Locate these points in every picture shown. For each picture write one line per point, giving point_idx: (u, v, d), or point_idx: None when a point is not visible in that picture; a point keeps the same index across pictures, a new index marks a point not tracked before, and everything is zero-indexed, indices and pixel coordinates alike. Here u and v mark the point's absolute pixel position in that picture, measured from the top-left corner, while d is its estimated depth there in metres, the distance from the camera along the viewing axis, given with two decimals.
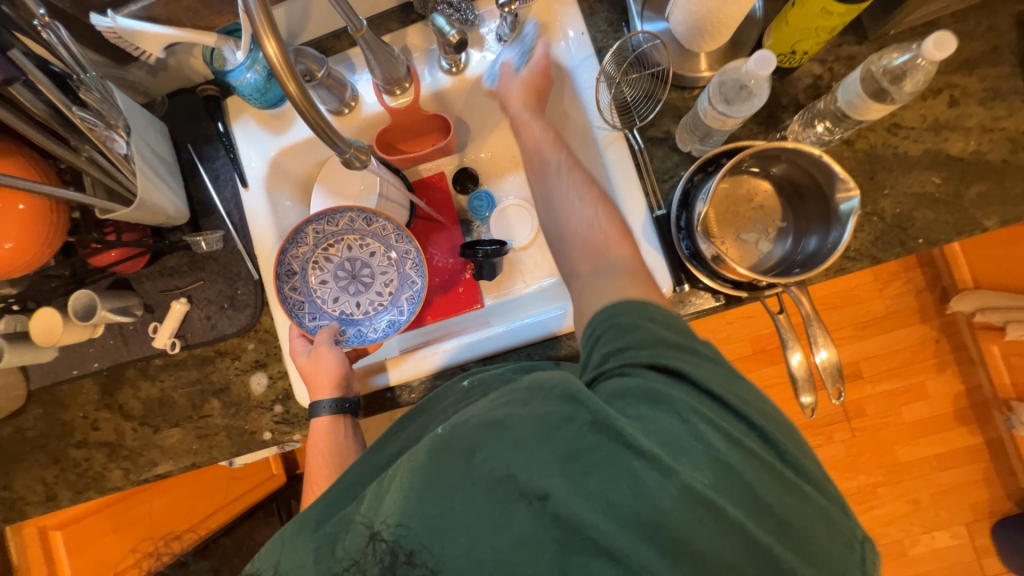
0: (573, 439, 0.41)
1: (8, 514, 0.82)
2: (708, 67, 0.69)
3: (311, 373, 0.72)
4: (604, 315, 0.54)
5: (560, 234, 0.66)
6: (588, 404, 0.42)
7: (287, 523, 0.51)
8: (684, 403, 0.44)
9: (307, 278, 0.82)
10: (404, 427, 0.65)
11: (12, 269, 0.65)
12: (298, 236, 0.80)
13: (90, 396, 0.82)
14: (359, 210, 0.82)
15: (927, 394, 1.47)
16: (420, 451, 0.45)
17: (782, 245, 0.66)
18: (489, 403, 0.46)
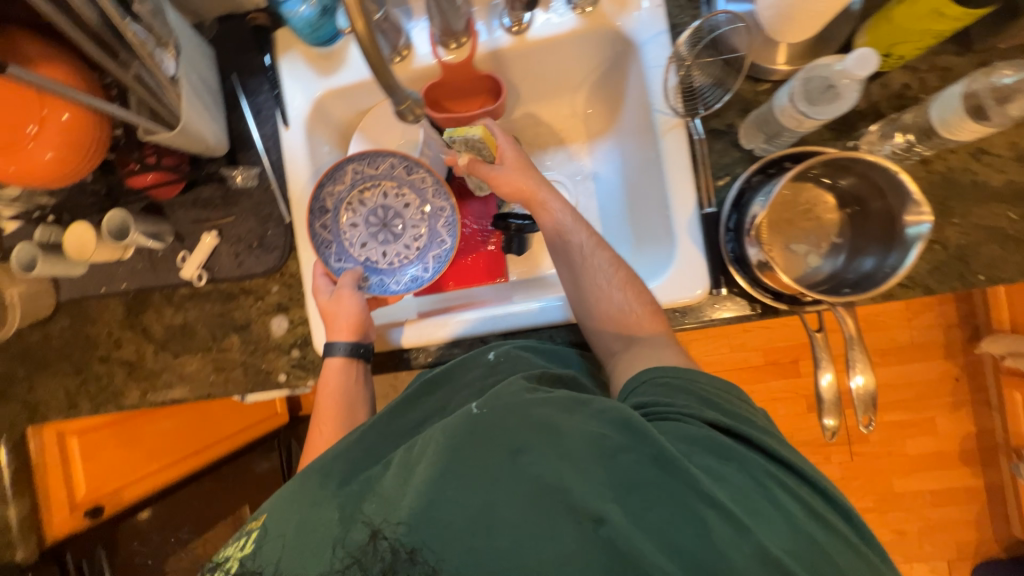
0: (633, 467, 0.41)
1: (30, 416, 0.85)
2: (786, 60, 0.65)
3: (332, 314, 0.71)
4: (643, 372, 0.56)
5: (571, 278, 0.69)
6: (651, 439, 0.42)
7: (304, 475, 0.52)
8: (742, 457, 0.44)
9: (337, 218, 0.80)
10: (425, 395, 0.64)
11: (53, 178, 0.65)
12: (336, 173, 0.78)
13: (115, 314, 0.83)
14: (400, 157, 0.79)
15: (935, 430, 1.44)
16: (456, 432, 0.45)
17: (832, 261, 0.63)
18: (531, 399, 0.47)
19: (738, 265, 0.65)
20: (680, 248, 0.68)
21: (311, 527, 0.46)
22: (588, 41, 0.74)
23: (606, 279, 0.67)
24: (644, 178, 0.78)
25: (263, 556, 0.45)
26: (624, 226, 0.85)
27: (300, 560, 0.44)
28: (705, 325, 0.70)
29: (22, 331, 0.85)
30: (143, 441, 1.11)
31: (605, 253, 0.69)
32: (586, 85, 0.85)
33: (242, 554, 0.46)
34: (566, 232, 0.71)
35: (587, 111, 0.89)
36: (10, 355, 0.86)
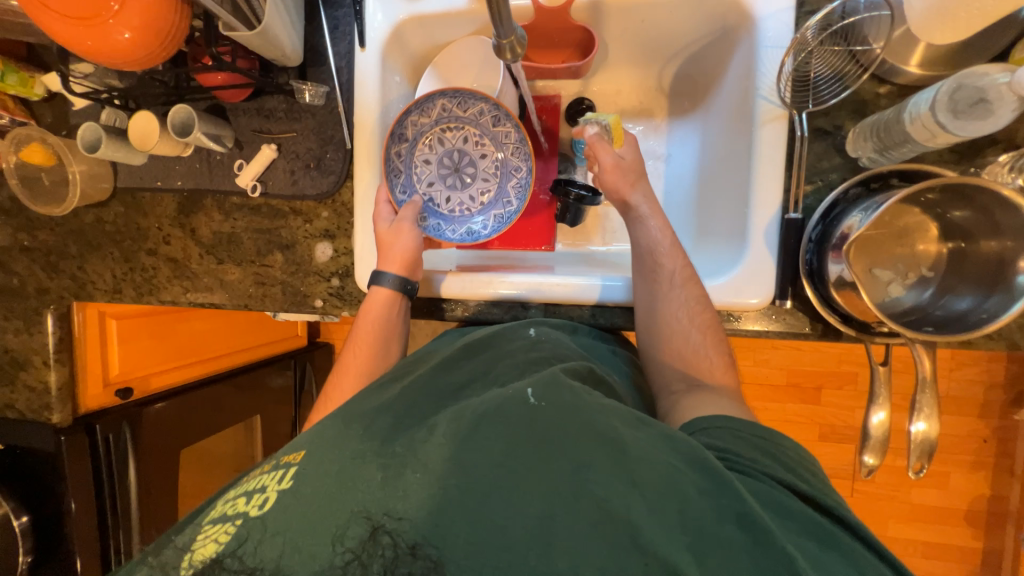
0: (711, 516, 0.39)
1: (78, 292, 0.89)
2: (920, 63, 0.58)
3: (388, 243, 0.71)
4: (712, 416, 0.53)
5: (648, 302, 0.65)
6: (734, 493, 0.40)
7: (346, 423, 0.52)
8: (829, 535, 0.40)
9: (411, 151, 0.78)
10: (466, 359, 0.63)
11: (128, 60, 0.63)
12: (425, 105, 0.76)
13: (167, 211, 0.84)
14: (493, 105, 0.76)
15: (946, 485, 1.39)
16: (520, 421, 0.45)
17: (916, 295, 0.58)
18: (592, 403, 0.47)
19: (813, 279, 0.61)
20: (752, 250, 0.64)
21: (349, 483, 0.44)
22: (699, 6, 0.68)
23: (683, 314, 0.63)
24: (725, 169, 0.73)
25: (293, 498, 0.44)
26: (689, 217, 0.81)
27: (308, 522, 0.42)
28: (757, 334, 0.67)
29: (79, 211, 0.87)
30: (177, 335, 1.16)
31: (685, 283, 0.64)
32: (682, 58, 0.78)
33: (278, 487, 0.46)
34: (655, 243, 0.66)
35: (675, 86, 0.83)
36: (65, 232, 0.88)
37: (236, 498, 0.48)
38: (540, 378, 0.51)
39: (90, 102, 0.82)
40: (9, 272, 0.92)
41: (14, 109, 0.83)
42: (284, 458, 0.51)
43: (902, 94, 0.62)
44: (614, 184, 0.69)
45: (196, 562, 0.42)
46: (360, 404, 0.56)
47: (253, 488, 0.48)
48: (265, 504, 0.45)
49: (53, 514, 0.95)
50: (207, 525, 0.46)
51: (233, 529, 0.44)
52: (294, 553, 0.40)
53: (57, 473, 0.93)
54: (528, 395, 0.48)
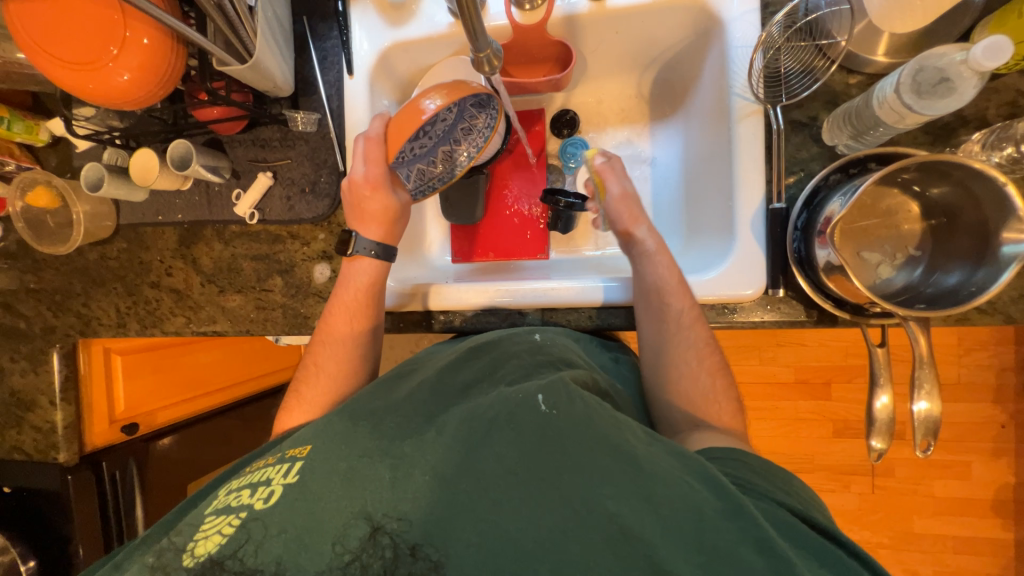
0: (728, 536, 0.38)
1: (83, 329, 0.90)
2: (886, 51, 0.60)
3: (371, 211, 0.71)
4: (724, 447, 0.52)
5: (655, 344, 0.65)
6: (752, 517, 0.39)
7: (353, 422, 0.52)
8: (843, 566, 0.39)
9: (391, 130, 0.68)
10: (475, 359, 0.62)
11: (127, 100, 0.66)
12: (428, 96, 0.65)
13: (168, 243, 0.86)
14: (486, 95, 0.70)
15: (968, 475, 1.35)
16: (530, 428, 0.44)
17: (907, 274, 0.59)
18: (607, 414, 0.46)
19: (803, 266, 0.61)
20: (740, 243, 0.65)
21: (356, 481, 0.44)
22: (669, 14, 0.71)
23: (690, 357, 0.64)
24: (708, 167, 0.75)
25: (298, 495, 0.44)
26: (678, 216, 0.82)
27: (314, 517, 0.42)
28: (753, 325, 0.67)
29: (83, 249, 0.89)
30: (183, 368, 1.16)
31: (693, 325, 0.64)
32: (658, 65, 0.81)
33: (284, 481, 0.46)
34: (662, 273, 0.66)
35: (654, 91, 0.85)
36: (70, 270, 0.90)
37: (239, 491, 0.48)
38: (552, 381, 0.49)
39: (93, 145, 0.85)
40: (15, 314, 0.93)
41: (20, 155, 0.86)
42: (289, 452, 0.50)
43: (872, 82, 0.64)
44: (628, 218, 0.70)
45: (199, 557, 0.42)
46: (364, 401, 0.56)
47: (258, 481, 0.48)
48: (270, 498, 0.45)
49: (61, 555, 0.93)
50: (209, 518, 0.46)
51: (237, 524, 0.44)
52: (298, 551, 0.41)
53: (65, 513, 0.92)
54: (538, 401, 0.46)
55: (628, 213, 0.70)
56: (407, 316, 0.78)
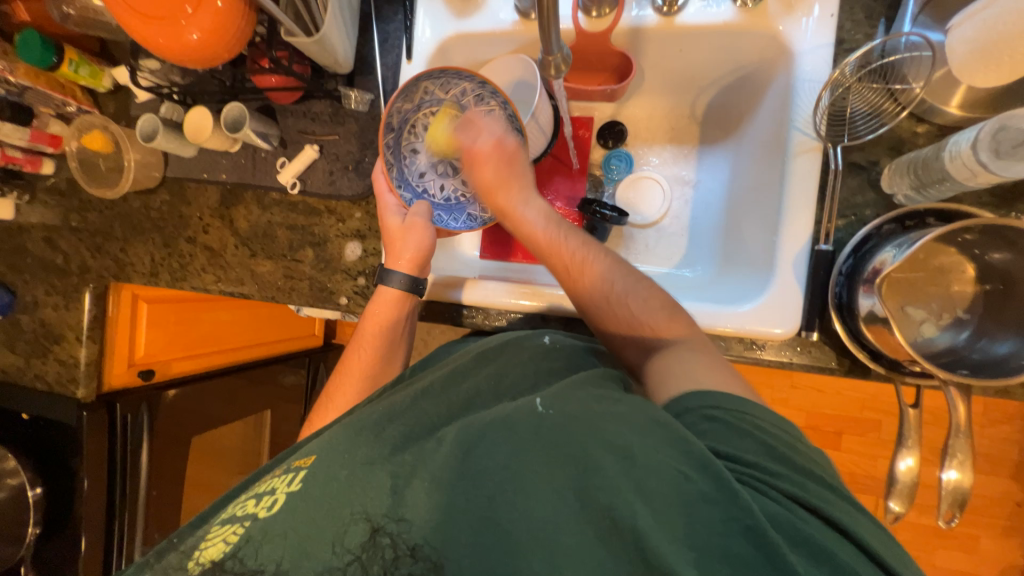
0: (718, 529, 0.37)
1: (117, 273, 0.93)
2: (960, 103, 0.58)
3: (399, 240, 0.71)
4: (682, 397, 0.49)
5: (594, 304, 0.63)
6: (745, 504, 0.37)
7: (358, 432, 0.51)
8: (836, 557, 0.37)
9: (399, 141, 0.74)
10: (478, 366, 0.60)
11: (193, 58, 0.68)
12: (410, 90, 0.71)
13: (209, 202, 0.88)
14: (477, 80, 0.72)
15: (974, 548, 1.30)
16: (526, 430, 0.44)
17: (951, 335, 0.57)
18: (601, 411, 0.45)
19: (842, 313, 0.60)
20: (778, 280, 0.63)
21: (356, 486, 0.44)
22: (738, 39, 0.69)
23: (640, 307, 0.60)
24: (754, 198, 0.73)
25: (300, 500, 0.44)
26: (715, 244, 0.81)
27: (314, 522, 0.43)
28: (780, 365, 0.65)
29: (128, 196, 0.92)
30: (202, 322, 1.19)
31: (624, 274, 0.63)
32: (716, 88, 0.80)
33: (287, 489, 0.46)
34: (608, 285, 0.62)
35: (707, 114, 0.84)
36: (113, 215, 0.93)
37: (245, 501, 0.48)
38: (551, 389, 0.50)
39: (152, 97, 0.87)
40: (55, 249, 0.97)
41: (82, 98, 0.89)
42: (294, 463, 0.51)
43: (940, 134, 0.62)
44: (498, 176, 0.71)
45: (203, 562, 0.43)
46: (370, 413, 0.54)
47: (263, 491, 0.48)
48: (274, 505, 0.45)
49: (66, 487, 0.96)
50: (215, 527, 0.47)
51: (240, 531, 0.44)
52: (299, 556, 0.41)
53: (76, 447, 0.95)
54: (536, 403, 0.47)
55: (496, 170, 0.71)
56: (431, 306, 0.78)
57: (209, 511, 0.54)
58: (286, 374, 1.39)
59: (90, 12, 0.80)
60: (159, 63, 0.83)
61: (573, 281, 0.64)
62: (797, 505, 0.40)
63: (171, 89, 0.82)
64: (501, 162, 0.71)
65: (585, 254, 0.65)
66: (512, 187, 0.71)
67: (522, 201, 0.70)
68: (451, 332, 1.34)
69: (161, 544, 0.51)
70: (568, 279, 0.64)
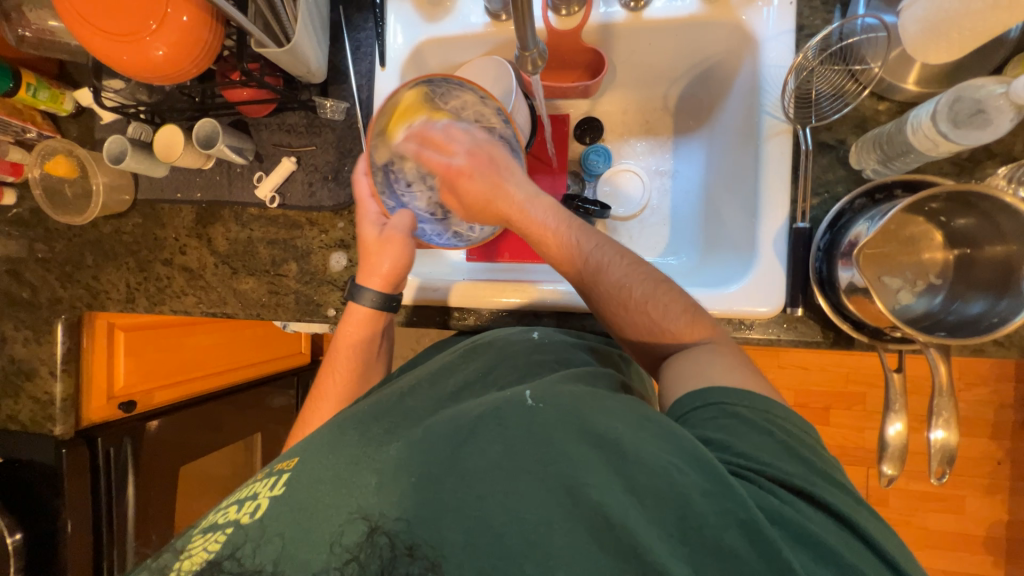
0: (713, 521, 0.37)
1: (91, 301, 0.90)
2: (917, 80, 0.61)
3: (373, 257, 0.69)
4: (702, 393, 0.48)
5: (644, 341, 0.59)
6: (739, 498, 0.38)
7: (341, 431, 0.51)
8: (816, 535, 0.38)
9: (388, 146, 0.72)
10: (464, 363, 0.62)
11: (161, 75, 0.67)
12: (399, 94, 0.68)
13: (185, 222, 0.86)
14: (481, 94, 0.71)
15: (961, 509, 1.35)
16: (515, 421, 0.45)
17: (927, 301, 0.59)
18: (593, 404, 0.46)
19: (823, 287, 0.62)
20: (760, 260, 0.65)
21: (343, 488, 0.43)
22: (703, 30, 0.72)
23: None
24: (732, 184, 0.75)
25: (286, 506, 0.43)
26: (696, 230, 0.83)
27: (303, 527, 0.42)
28: (769, 343, 0.67)
29: (98, 222, 0.89)
30: (182, 349, 1.15)
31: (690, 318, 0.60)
32: (686, 79, 0.82)
33: (270, 494, 0.45)
34: (625, 292, 0.59)
35: (678, 106, 0.86)
36: (83, 242, 0.90)
37: (228, 506, 0.47)
38: (542, 383, 0.51)
39: (118, 118, 0.85)
40: (21, 282, 0.92)
41: (42, 123, 0.86)
42: (277, 466, 0.49)
43: (900, 110, 0.65)
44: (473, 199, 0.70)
45: (194, 565, 0.42)
46: (357, 412, 0.54)
47: (245, 496, 0.47)
48: (257, 512, 0.44)
49: (48, 530, 0.91)
50: (197, 536, 0.45)
51: (225, 538, 0.43)
52: (296, 557, 0.41)
53: (55, 486, 0.90)
54: (525, 396, 0.48)
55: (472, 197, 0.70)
56: (422, 311, 0.78)
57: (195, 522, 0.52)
58: (273, 394, 1.36)
59: (48, 33, 0.77)
60: (124, 82, 0.81)
61: (588, 289, 0.62)
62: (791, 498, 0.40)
63: (137, 108, 0.80)
64: (482, 174, 0.70)
65: (645, 295, 0.58)
66: (502, 194, 0.68)
67: (520, 206, 0.67)
68: (441, 340, 1.33)
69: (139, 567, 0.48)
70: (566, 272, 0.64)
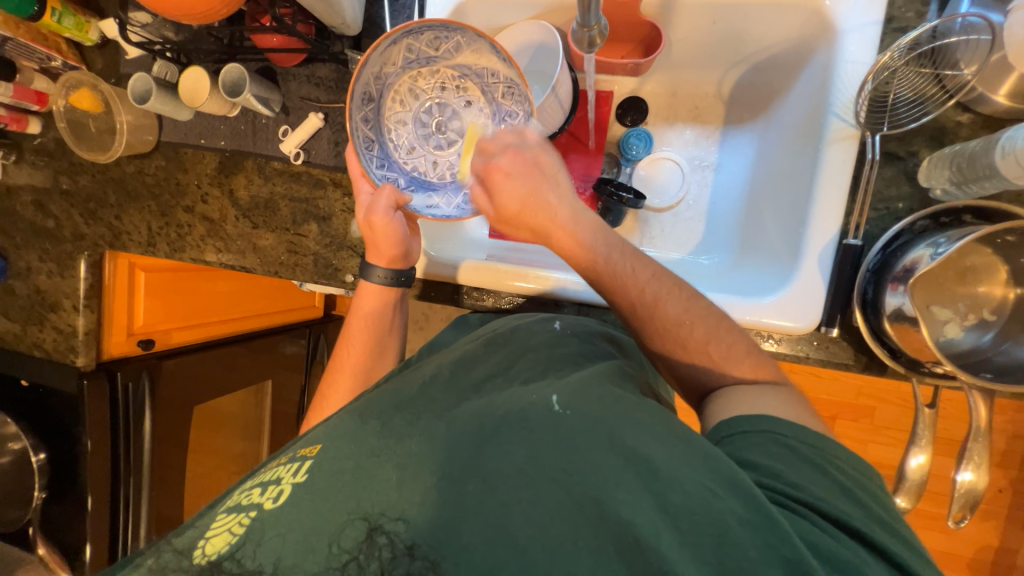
0: (753, 555, 0.37)
1: (113, 241, 0.90)
2: (1009, 93, 0.55)
3: (370, 238, 0.68)
4: (754, 417, 0.48)
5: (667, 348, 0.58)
6: (782, 532, 0.37)
7: (363, 420, 0.50)
8: (860, 570, 0.37)
9: (380, 110, 0.72)
10: (488, 353, 0.60)
11: (189, 14, 0.63)
12: (386, 49, 0.67)
13: (207, 169, 0.84)
14: (471, 33, 0.67)
15: (953, 531, 1.34)
16: (543, 426, 0.44)
17: (974, 337, 0.55)
18: (623, 414, 0.45)
19: (865, 308, 0.58)
20: (802, 274, 0.62)
21: (362, 480, 0.43)
22: (775, 12, 0.65)
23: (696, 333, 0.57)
24: (781, 185, 0.70)
25: (306, 494, 0.44)
26: (732, 231, 0.79)
27: (320, 516, 0.42)
28: (795, 359, 0.64)
29: (121, 160, 0.87)
30: (203, 293, 1.17)
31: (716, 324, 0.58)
32: (746, 65, 0.76)
33: (293, 480, 0.46)
34: (662, 311, 0.56)
35: (732, 94, 0.80)
36: (106, 180, 0.89)
37: (250, 489, 0.48)
38: (568, 384, 0.50)
39: (143, 53, 0.82)
40: (46, 213, 0.93)
41: (67, 52, 0.83)
42: (300, 451, 0.50)
43: (985, 124, 0.59)
44: (513, 206, 0.62)
45: (208, 555, 0.42)
46: (377, 400, 0.54)
47: (268, 479, 0.48)
48: (280, 497, 0.45)
49: (70, 454, 0.96)
50: (221, 515, 0.46)
51: (247, 522, 0.43)
52: (303, 554, 0.40)
53: (78, 414, 0.94)
54: (552, 401, 0.47)
55: (512, 202, 0.62)
56: (441, 287, 0.76)
57: (217, 493, 0.54)
58: (286, 344, 1.38)
59: None
60: (150, 16, 0.78)
61: (598, 272, 0.59)
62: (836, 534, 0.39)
63: (164, 45, 0.77)
64: (521, 174, 0.62)
65: (657, 294, 0.57)
66: (543, 198, 0.61)
67: (564, 215, 0.61)
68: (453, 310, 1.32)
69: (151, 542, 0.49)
70: (573, 262, 0.61)
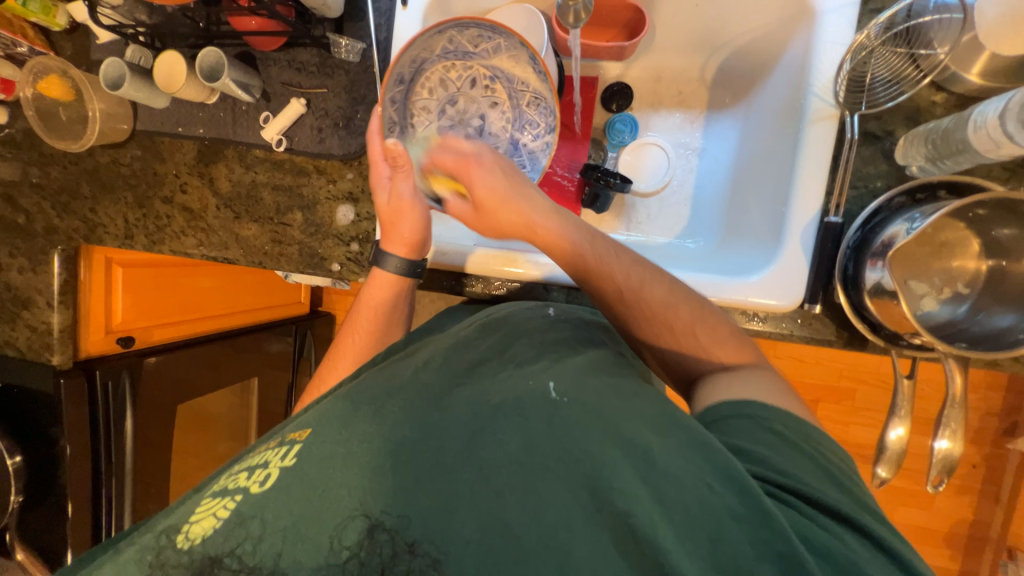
0: (747, 551, 0.37)
1: (88, 235, 0.87)
2: (981, 72, 0.57)
3: (393, 222, 0.68)
4: (736, 403, 0.49)
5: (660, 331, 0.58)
6: (778, 528, 0.37)
7: (355, 406, 0.49)
8: (851, 561, 0.37)
9: (408, 95, 0.72)
10: (483, 337, 0.59)
11: None
12: (429, 36, 0.67)
13: (186, 157, 0.82)
14: (514, 39, 0.68)
15: (930, 505, 1.39)
16: (538, 414, 0.44)
17: (951, 309, 0.57)
18: (616, 404, 0.46)
19: (846, 285, 0.60)
20: (785, 251, 0.63)
21: (354, 467, 0.43)
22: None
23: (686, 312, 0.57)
24: (764, 166, 0.71)
25: (294, 479, 0.43)
26: (717, 214, 0.80)
27: (313, 510, 0.41)
28: (781, 337, 0.66)
29: (94, 150, 0.84)
30: (185, 288, 1.15)
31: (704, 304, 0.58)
32: (728, 50, 0.77)
33: (281, 464, 0.45)
34: (667, 312, 0.57)
35: (716, 78, 0.81)
36: (79, 171, 0.86)
37: (237, 473, 0.47)
38: (564, 372, 0.50)
39: (115, 38, 0.79)
40: (16, 208, 0.89)
41: (33, 37, 0.79)
42: (289, 435, 0.49)
43: (958, 103, 0.61)
44: (490, 197, 0.65)
45: (195, 540, 0.42)
46: (368, 386, 0.53)
47: (255, 464, 0.47)
48: (266, 481, 0.44)
49: (48, 457, 0.93)
50: (207, 499, 0.45)
51: (232, 507, 0.43)
52: (297, 543, 0.40)
53: (55, 415, 0.91)
54: (549, 389, 0.47)
55: (491, 193, 0.65)
56: (430, 275, 0.75)
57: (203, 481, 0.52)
58: (271, 342, 1.35)
59: None
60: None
61: (595, 273, 0.60)
62: (826, 520, 0.40)
63: (137, 29, 0.75)
64: (497, 171, 0.66)
65: (669, 301, 0.57)
66: (516, 193, 0.65)
67: (536, 210, 0.64)
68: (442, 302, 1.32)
69: (134, 538, 0.48)
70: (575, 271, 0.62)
